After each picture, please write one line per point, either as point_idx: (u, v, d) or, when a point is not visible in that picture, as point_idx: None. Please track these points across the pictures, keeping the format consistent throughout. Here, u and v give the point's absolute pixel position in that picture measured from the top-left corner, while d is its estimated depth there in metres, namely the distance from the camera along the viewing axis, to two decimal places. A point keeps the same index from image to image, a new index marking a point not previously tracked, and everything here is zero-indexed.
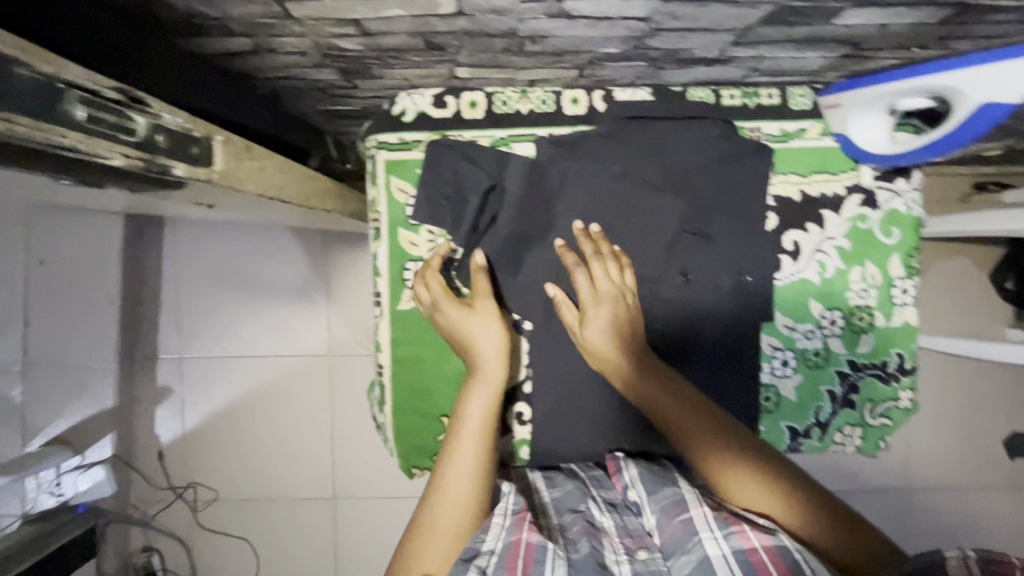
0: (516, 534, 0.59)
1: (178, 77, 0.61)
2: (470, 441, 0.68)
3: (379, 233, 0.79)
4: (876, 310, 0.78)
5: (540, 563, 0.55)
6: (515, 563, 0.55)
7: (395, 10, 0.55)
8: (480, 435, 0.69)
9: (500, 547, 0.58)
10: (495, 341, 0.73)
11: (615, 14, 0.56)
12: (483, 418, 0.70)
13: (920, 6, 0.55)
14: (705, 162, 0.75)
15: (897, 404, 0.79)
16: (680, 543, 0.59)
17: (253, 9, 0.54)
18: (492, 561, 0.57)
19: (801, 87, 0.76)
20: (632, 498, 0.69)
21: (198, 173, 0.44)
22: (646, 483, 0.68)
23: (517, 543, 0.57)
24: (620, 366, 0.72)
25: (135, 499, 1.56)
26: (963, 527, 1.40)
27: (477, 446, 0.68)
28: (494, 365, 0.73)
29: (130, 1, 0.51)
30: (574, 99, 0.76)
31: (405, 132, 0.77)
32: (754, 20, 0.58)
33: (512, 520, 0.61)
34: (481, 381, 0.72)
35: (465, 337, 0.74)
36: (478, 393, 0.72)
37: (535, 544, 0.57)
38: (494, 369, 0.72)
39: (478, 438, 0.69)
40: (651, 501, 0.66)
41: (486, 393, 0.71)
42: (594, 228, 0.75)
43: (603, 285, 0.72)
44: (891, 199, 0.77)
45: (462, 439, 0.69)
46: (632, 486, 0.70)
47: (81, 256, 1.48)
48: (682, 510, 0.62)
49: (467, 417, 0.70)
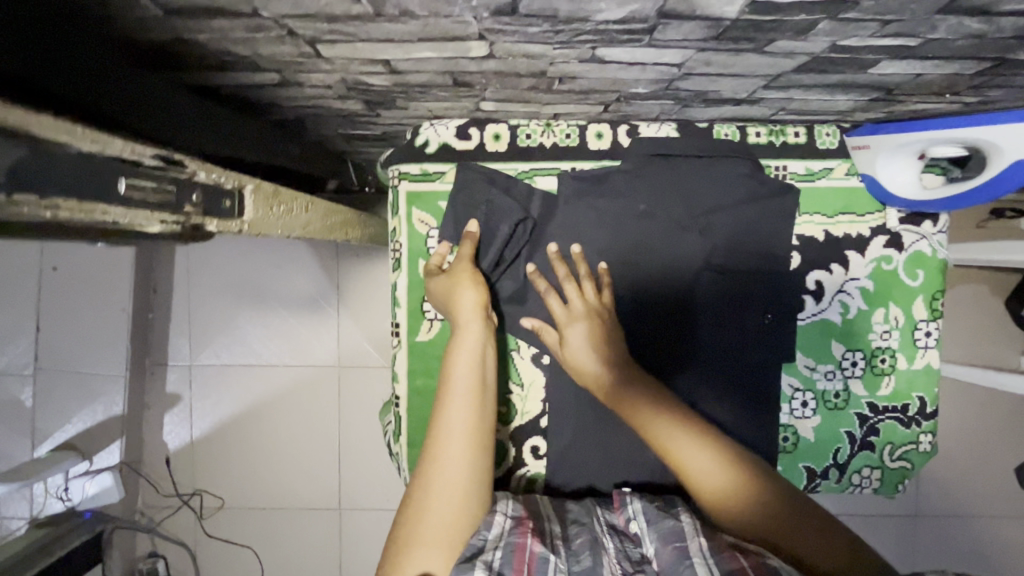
0: (521, 538, 0.58)
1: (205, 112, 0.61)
2: (459, 404, 0.66)
3: (399, 263, 0.78)
4: (898, 352, 0.77)
5: (544, 572, 0.54)
6: (520, 569, 0.54)
7: (427, 52, 0.55)
8: (468, 395, 0.67)
9: (504, 545, 0.57)
10: (478, 304, 0.71)
11: (647, 60, 0.55)
12: (472, 379, 0.68)
13: (958, 60, 0.54)
14: (729, 200, 0.74)
15: (917, 447, 0.78)
16: (673, 567, 0.57)
17: (285, 50, 0.54)
18: (496, 557, 0.55)
19: (828, 126, 0.75)
20: (634, 530, 0.65)
21: (231, 226, 0.44)
22: (648, 514, 0.65)
23: (523, 548, 0.56)
24: (599, 381, 0.71)
25: (141, 506, 1.57)
26: (971, 555, 1.40)
27: (467, 409, 0.66)
28: (476, 326, 0.70)
29: (162, 42, 0.51)
30: (599, 133, 0.75)
31: (427, 163, 0.76)
32: (787, 67, 0.57)
33: (514, 524, 0.61)
34: (464, 343, 0.70)
35: (448, 305, 0.72)
36: (461, 353, 0.69)
37: (539, 554, 0.56)
38: (476, 328, 0.70)
39: (466, 400, 0.67)
40: (651, 531, 0.63)
41: (472, 354, 0.69)
42: (573, 249, 0.75)
43: (576, 304, 0.72)
44: (917, 242, 0.76)
45: (450, 402, 0.67)
46: (636, 519, 0.66)
47: (92, 263, 1.47)
48: (677, 538, 0.60)
49: (452, 379, 0.68)
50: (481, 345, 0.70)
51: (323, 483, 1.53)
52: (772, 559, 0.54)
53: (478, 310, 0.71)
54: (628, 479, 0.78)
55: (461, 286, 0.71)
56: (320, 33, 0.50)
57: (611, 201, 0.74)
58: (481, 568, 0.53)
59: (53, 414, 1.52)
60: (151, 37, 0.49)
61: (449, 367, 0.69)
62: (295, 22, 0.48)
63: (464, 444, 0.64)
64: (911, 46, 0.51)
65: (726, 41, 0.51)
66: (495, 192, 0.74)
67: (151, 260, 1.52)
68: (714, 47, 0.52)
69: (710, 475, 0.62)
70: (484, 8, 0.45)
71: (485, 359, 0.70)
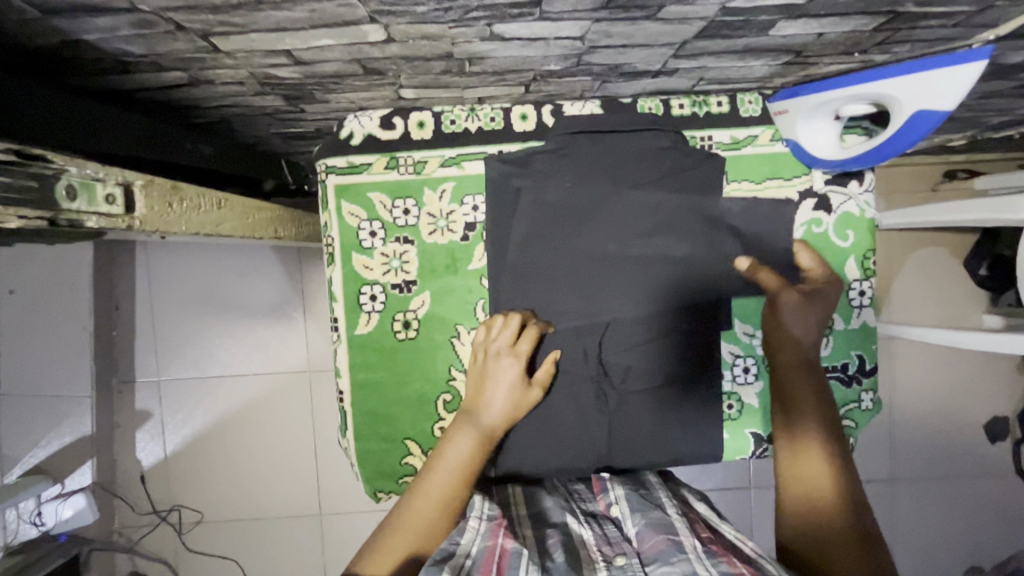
0: (492, 540, 0.58)
1: (106, 125, 0.62)
2: (443, 476, 0.67)
3: (332, 258, 0.79)
4: (835, 313, 0.79)
5: (514, 568, 0.54)
6: (488, 569, 0.54)
7: (325, 40, 0.54)
8: (457, 471, 0.68)
9: (475, 551, 0.57)
10: (509, 412, 0.73)
11: (547, 35, 0.56)
12: (463, 458, 0.68)
13: (851, 17, 0.54)
14: (656, 173, 0.75)
15: (859, 406, 0.80)
16: (664, 554, 0.57)
17: (180, 45, 0.53)
18: (466, 564, 0.55)
19: (751, 94, 0.76)
20: (615, 513, 0.68)
21: (117, 223, 0.47)
22: (631, 502, 0.68)
23: (493, 549, 0.56)
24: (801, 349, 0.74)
25: (118, 526, 1.51)
26: (945, 514, 1.42)
27: (452, 473, 0.67)
28: (494, 419, 0.72)
29: (46, 41, 0.50)
30: (523, 115, 0.76)
31: (353, 155, 0.77)
32: (689, 35, 0.57)
33: (489, 525, 0.60)
34: (473, 422, 0.71)
35: (483, 396, 0.72)
36: (465, 433, 0.70)
37: (510, 550, 0.56)
38: (487, 420, 0.71)
39: (453, 474, 0.67)
40: (635, 516, 0.65)
41: (472, 437, 0.70)
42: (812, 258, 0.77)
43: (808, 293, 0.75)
44: (844, 202, 0.77)
45: (441, 467, 0.68)
46: (616, 503, 0.70)
47: (47, 284, 1.41)
48: (669, 531, 0.61)
49: (447, 452, 0.69)
50: (487, 433, 0.71)
51: (301, 491, 1.50)
52: (767, 563, 0.54)
53: (513, 415, 0.73)
54: (576, 458, 0.79)
55: (516, 394, 0.73)
56: (209, 26, 0.50)
57: (540, 180, 0.75)
58: (448, 573, 0.52)
59: (18, 439, 1.46)
60: (40, 38, 0.49)
61: (450, 440, 0.70)
62: (178, 16, 0.47)
63: (439, 507, 0.65)
64: (801, 4, 0.51)
65: (617, 10, 0.51)
66: (436, 215, 0.78)
67: (112, 276, 1.48)
68: (608, 17, 0.52)
69: (813, 479, 0.66)
70: None
71: (486, 446, 0.70)
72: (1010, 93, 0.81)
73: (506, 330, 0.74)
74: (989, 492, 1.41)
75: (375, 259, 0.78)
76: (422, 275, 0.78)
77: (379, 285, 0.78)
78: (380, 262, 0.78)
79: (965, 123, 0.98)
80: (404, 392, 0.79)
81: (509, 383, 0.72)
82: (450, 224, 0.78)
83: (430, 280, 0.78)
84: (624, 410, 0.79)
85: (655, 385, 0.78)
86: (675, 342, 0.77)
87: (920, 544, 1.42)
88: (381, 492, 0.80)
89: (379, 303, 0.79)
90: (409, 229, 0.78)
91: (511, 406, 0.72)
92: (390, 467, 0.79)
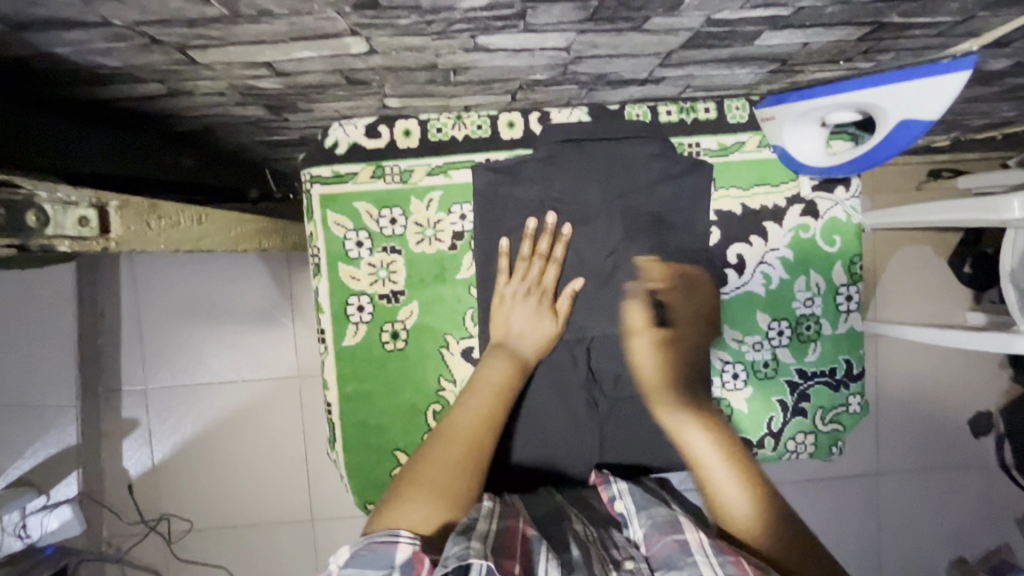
0: (512, 523, 0.58)
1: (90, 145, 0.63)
2: (484, 397, 0.70)
3: (319, 268, 0.78)
4: (822, 318, 0.79)
5: (535, 553, 0.55)
6: (513, 546, 0.54)
7: (306, 52, 0.53)
8: (492, 397, 0.70)
9: (498, 526, 0.57)
10: (539, 338, 0.75)
11: (533, 46, 0.55)
12: (501, 382, 0.71)
13: (836, 27, 0.53)
14: (643, 181, 0.75)
15: (847, 409, 0.81)
16: (671, 559, 0.57)
17: (157, 57, 0.52)
18: (491, 535, 0.55)
19: (738, 99, 0.76)
20: (619, 510, 0.67)
21: (91, 246, 0.46)
22: (636, 497, 0.66)
23: (515, 530, 0.57)
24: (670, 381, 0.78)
25: (107, 536, 1.49)
26: (931, 507, 1.44)
27: (490, 399, 0.70)
28: (527, 347, 0.74)
29: (14, 54, 0.48)
30: (510, 123, 0.75)
31: (338, 164, 0.76)
32: (675, 45, 0.57)
33: (506, 511, 0.61)
34: (507, 351, 0.74)
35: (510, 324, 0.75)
36: (498, 363, 0.73)
37: (530, 536, 0.57)
38: (520, 350, 0.74)
39: (490, 400, 0.70)
40: (640, 515, 0.64)
41: (507, 363, 0.73)
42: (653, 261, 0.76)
43: (676, 316, 0.77)
44: (831, 208, 0.78)
45: (478, 392, 0.70)
46: (620, 498, 0.67)
47: (26, 294, 1.38)
48: (675, 530, 0.60)
49: (483, 380, 0.71)
50: (519, 363, 0.73)
51: (292, 497, 1.49)
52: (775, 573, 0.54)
53: (546, 346, 0.75)
54: (567, 465, 0.79)
55: (544, 323, 0.75)
56: (186, 39, 0.49)
57: (528, 190, 0.75)
58: (477, 540, 0.53)
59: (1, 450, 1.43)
60: (8, 51, 0.47)
61: (485, 366, 0.72)
62: (153, 29, 0.46)
63: (480, 429, 0.67)
64: (785, 15, 0.51)
65: (603, 21, 0.50)
66: (424, 224, 0.77)
67: (94, 285, 1.45)
68: (593, 28, 0.51)
69: (731, 497, 0.70)
70: (344, 3, 0.44)
71: (520, 373, 0.73)
72: (994, 96, 0.81)
73: (521, 265, 0.75)
74: (975, 485, 1.44)
75: (362, 269, 0.77)
76: (410, 285, 0.78)
77: (366, 295, 0.78)
78: (366, 272, 0.77)
79: (951, 124, 0.98)
80: (394, 403, 0.78)
81: (534, 317, 0.74)
82: (437, 233, 0.77)
83: (418, 290, 0.78)
84: (616, 418, 0.79)
85: (644, 394, 0.78)
86: (665, 348, 0.78)
87: (907, 538, 1.44)
88: (371, 503, 0.79)
89: (366, 314, 0.78)
90: (396, 239, 0.77)
91: (541, 333, 0.75)
92: (380, 479, 0.79)
